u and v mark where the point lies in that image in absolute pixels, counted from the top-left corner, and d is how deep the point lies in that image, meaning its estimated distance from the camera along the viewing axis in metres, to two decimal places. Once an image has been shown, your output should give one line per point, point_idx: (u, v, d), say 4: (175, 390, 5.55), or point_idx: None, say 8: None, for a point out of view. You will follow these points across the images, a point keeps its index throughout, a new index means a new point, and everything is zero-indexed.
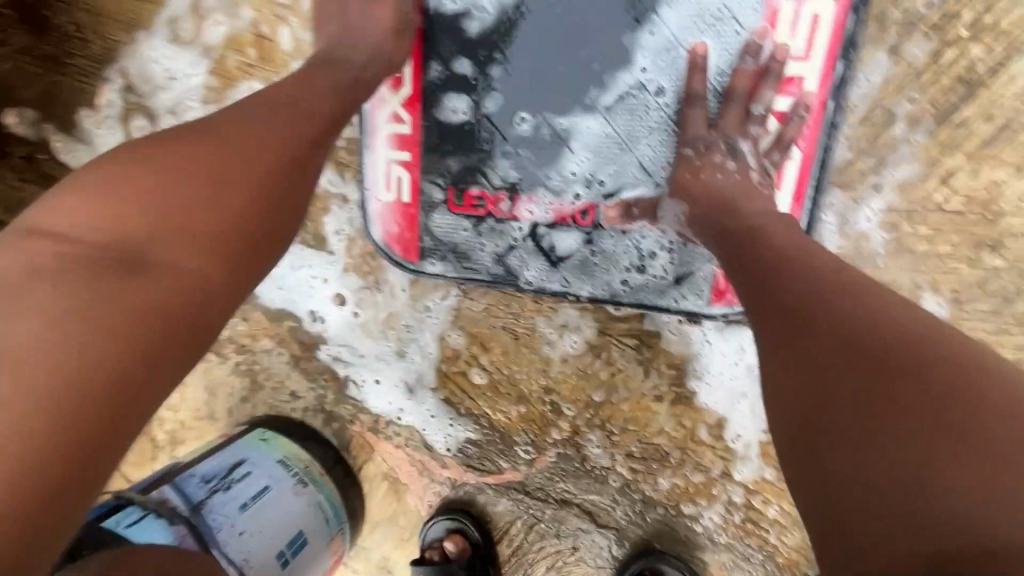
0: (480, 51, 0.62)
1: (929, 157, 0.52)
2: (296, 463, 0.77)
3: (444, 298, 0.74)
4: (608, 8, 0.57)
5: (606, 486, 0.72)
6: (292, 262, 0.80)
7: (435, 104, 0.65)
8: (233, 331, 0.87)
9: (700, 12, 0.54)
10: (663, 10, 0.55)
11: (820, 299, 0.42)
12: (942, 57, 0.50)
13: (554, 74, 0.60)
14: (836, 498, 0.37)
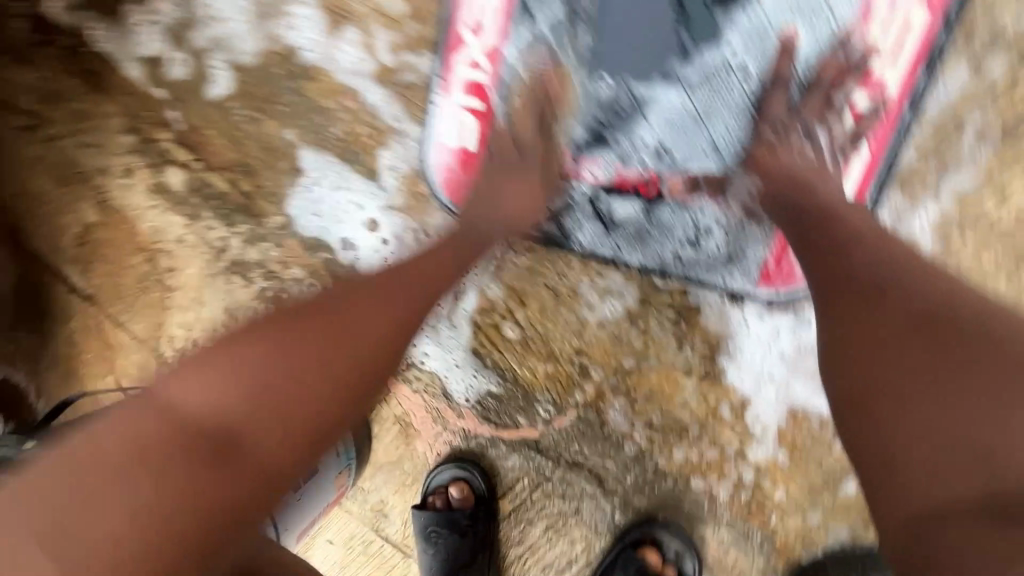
0: (565, 5, 0.61)
1: (988, 171, 0.55)
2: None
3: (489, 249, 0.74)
4: None
5: (620, 452, 0.74)
6: (332, 190, 0.81)
7: (512, 53, 0.65)
8: (265, 256, 0.86)
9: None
10: None
11: (888, 276, 0.45)
12: (1021, 77, 0.52)
13: (637, 40, 0.60)
14: (897, 454, 0.39)
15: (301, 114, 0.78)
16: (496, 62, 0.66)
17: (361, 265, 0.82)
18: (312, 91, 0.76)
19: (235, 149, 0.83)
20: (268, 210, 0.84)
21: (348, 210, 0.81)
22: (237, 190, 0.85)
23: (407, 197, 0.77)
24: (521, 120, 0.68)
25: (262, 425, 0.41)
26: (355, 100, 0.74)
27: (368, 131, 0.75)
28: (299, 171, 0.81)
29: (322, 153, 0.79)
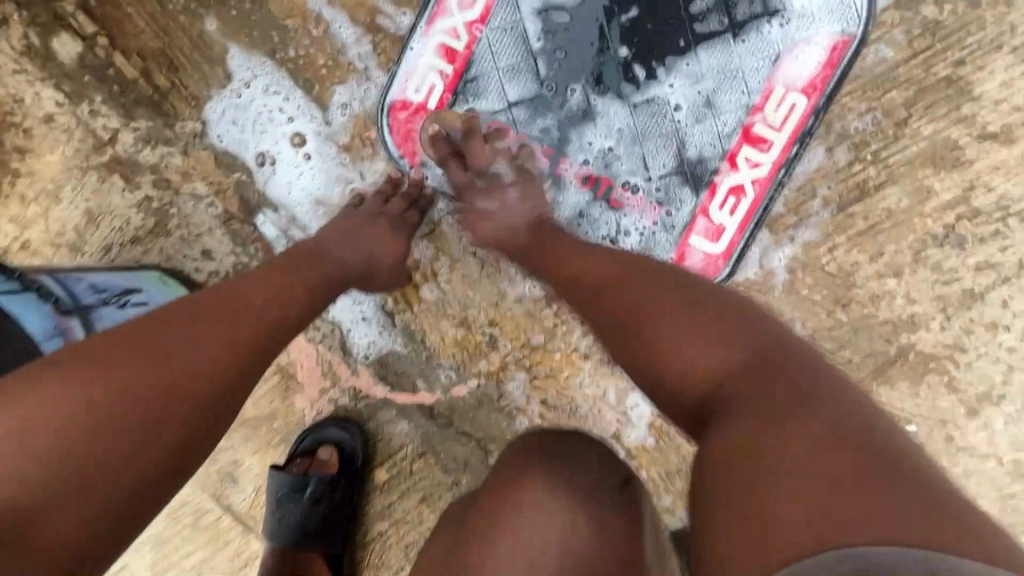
0: (553, 11, 0.71)
1: (826, 230, 0.73)
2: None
3: (427, 210, 0.76)
4: (661, 29, 0.71)
5: (510, 426, 0.77)
6: (266, 103, 0.75)
7: (494, 37, 0.72)
8: (164, 162, 0.76)
9: (724, 66, 0.71)
10: (700, 51, 0.70)
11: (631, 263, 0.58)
12: (853, 166, 0.72)
13: (603, 58, 0.72)
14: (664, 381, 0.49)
15: (255, 26, 0.74)
16: (477, 41, 0.72)
17: (275, 186, 0.76)
18: (276, 6, 0.73)
19: (159, 38, 0.74)
20: (182, 112, 0.75)
21: (273, 119, 0.76)
22: (147, 82, 0.75)
23: (352, 138, 0.75)
24: (487, 99, 0.73)
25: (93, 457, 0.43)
26: (322, 28, 0.73)
27: (327, 64, 0.74)
28: (234, 82, 0.75)
29: (267, 70, 0.75)
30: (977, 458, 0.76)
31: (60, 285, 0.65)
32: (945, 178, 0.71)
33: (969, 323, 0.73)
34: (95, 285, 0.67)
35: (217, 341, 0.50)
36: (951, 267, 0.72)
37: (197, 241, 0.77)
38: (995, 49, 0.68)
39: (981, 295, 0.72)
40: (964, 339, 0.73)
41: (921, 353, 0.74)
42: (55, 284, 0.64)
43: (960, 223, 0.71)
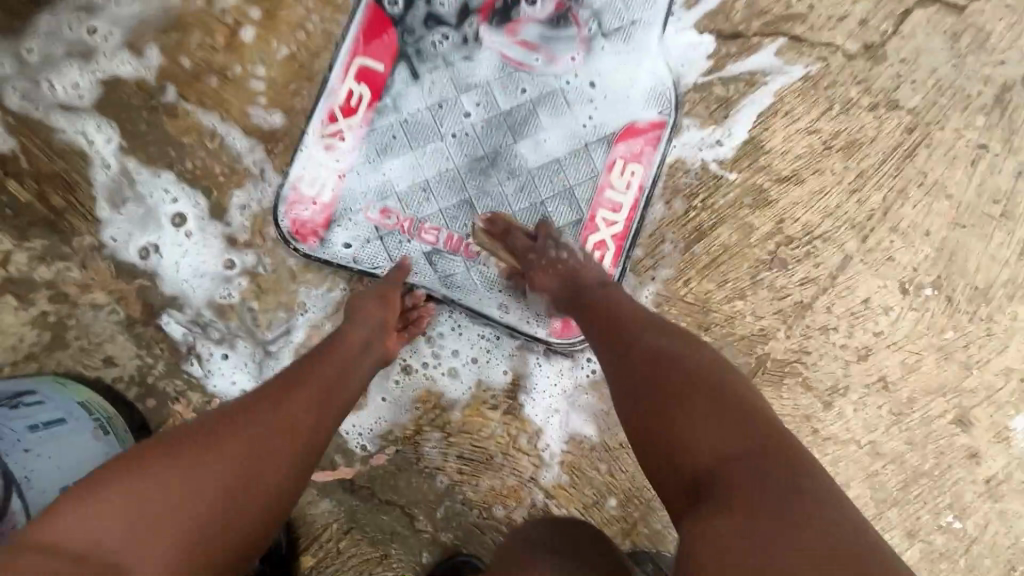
0: (422, 112, 0.84)
1: (680, 267, 0.86)
2: (100, 410, 0.69)
3: (327, 289, 0.83)
4: (515, 123, 0.85)
5: (433, 486, 0.81)
6: (159, 201, 0.80)
7: (375, 137, 0.83)
8: (60, 276, 0.78)
9: (571, 146, 0.85)
10: (549, 136, 0.85)
11: (661, 359, 0.59)
12: (689, 213, 0.86)
13: (471, 149, 0.84)
14: (674, 438, 0.54)
15: (153, 144, 0.80)
16: (360, 139, 0.83)
17: (165, 274, 0.80)
18: (171, 126, 0.81)
19: (57, 160, 0.79)
20: (80, 229, 0.79)
21: (157, 206, 0.80)
22: (43, 203, 0.78)
23: (253, 235, 0.81)
24: (376, 188, 0.83)
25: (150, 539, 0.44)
26: (218, 142, 0.81)
27: (224, 172, 0.81)
28: (132, 193, 0.80)
29: (167, 180, 0.81)
30: (841, 445, 0.87)
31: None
32: (761, 215, 0.87)
33: (806, 329, 0.87)
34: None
35: (271, 420, 0.53)
36: (783, 285, 0.87)
37: (98, 350, 0.78)
38: (776, 115, 0.88)
39: (811, 305, 0.87)
40: (806, 343, 0.87)
41: (776, 360, 0.87)
42: None
43: (781, 249, 0.87)
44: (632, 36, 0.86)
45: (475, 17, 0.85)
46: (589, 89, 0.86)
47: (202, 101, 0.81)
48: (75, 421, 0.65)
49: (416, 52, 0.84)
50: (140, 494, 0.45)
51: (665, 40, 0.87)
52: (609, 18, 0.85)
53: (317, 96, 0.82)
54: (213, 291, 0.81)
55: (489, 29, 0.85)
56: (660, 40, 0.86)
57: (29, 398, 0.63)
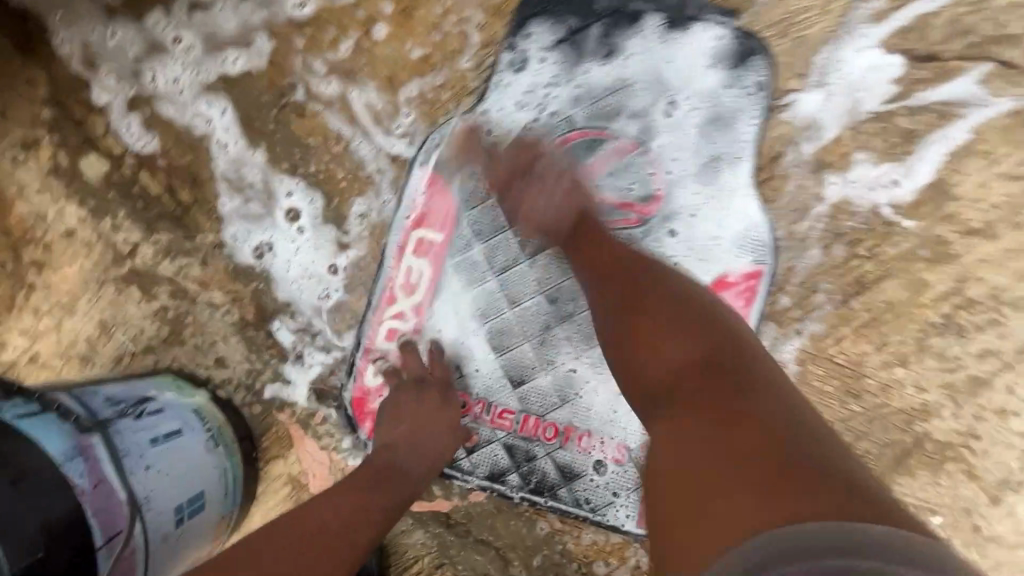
0: (549, 121, 0.78)
1: (831, 322, 0.75)
2: (211, 419, 0.69)
3: (413, 301, 0.76)
4: (647, 141, 0.77)
5: (532, 532, 0.76)
6: (277, 201, 0.78)
7: (492, 146, 0.78)
8: (181, 272, 0.77)
9: (705, 174, 0.77)
10: (686, 159, 0.77)
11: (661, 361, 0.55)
12: (850, 262, 0.75)
13: (596, 168, 0.77)
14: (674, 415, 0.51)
15: (278, 144, 0.78)
16: (477, 145, 0.77)
17: (276, 272, 0.78)
18: (297, 126, 0.78)
19: (186, 155, 0.78)
20: (203, 225, 0.78)
21: (276, 207, 0.78)
22: (171, 197, 0.78)
23: (368, 247, 0.78)
24: (481, 229, 0.77)
25: None
26: (342, 146, 0.78)
27: (346, 177, 0.78)
28: (254, 194, 0.78)
29: (289, 183, 0.78)
30: (1005, 549, 0.74)
31: (76, 400, 0.57)
32: (939, 271, 0.74)
33: (979, 410, 0.74)
34: (111, 397, 0.61)
35: (343, 515, 0.60)
36: (954, 356, 0.74)
37: (211, 350, 0.77)
38: (971, 154, 0.74)
39: (988, 382, 0.74)
40: (977, 426, 0.74)
41: (937, 441, 0.75)
42: (73, 400, 0.57)
43: (959, 313, 0.74)
44: (820, 51, 0.76)
45: (579, 73, 0.77)
46: (705, 156, 0.76)
47: (329, 101, 0.78)
48: (191, 432, 0.65)
49: (516, 113, 0.78)
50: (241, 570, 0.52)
51: (859, 54, 0.75)
52: (723, 73, 0.76)
53: (414, 167, 0.77)
54: (322, 294, 0.78)
55: (594, 84, 0.77)
56: (853, 56, 0.75)
57: (149, 406, 0.63)
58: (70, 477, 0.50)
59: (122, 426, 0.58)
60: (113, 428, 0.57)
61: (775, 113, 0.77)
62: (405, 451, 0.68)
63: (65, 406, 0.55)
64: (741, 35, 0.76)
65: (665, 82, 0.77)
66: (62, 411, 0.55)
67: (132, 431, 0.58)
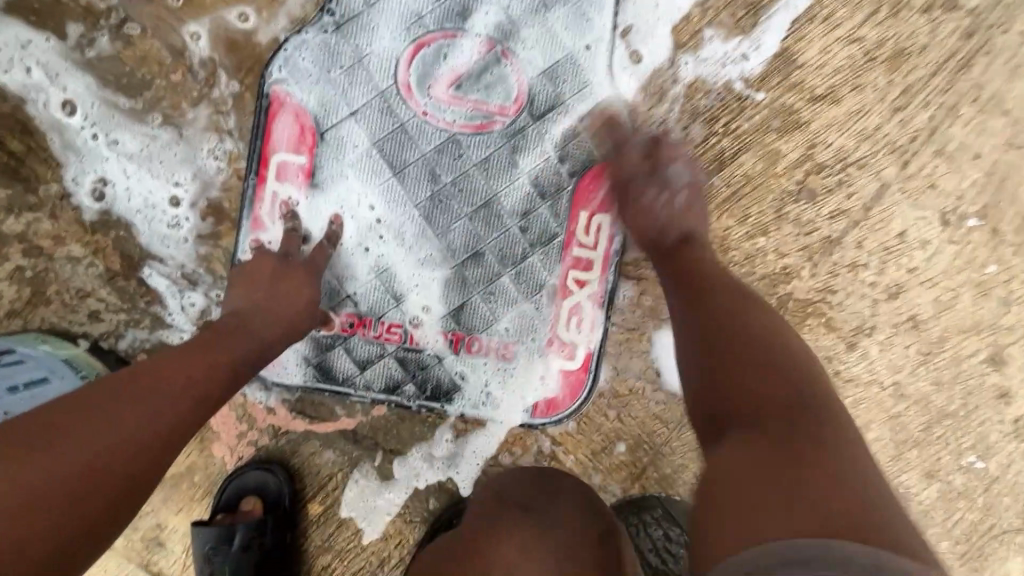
0: (400, 18, 0.74)
1: (696, 201, 0.79)
2: (86, 366, 0.67)
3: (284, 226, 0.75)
4: (506, 34, 0.75)
5: (437, 435, 0.79)
6: (115, 134, 0.73)
7: (345, 52, 0.74)
8: (31, 228, 0.73)
9: (563, 63, 0.76)
10: (543, 51, 0.76)
11: (778, 398, 0.49)
12: (709, 140, 0.78)
13: (456, 66, 0.75)
14: (762, 392, 0.50)
15: (109, 76, 0.72)
16: (328, 52, 0.74)
17: (122, 205, 0.74)
18: (128, 55, 0.72)
19: (8, 100, 0.72)
20: (44, 175, 0.73)
21: (116, 143, 0.73)
22: (2, 148, 0.72)
23: (229, 178, 0.75)
24: (344, 146, 0.75)
25: (117, 430, 0.49)
26: (180, 71, 0.73)
27: (192, 106, 0.73)
28: (92, 134, 0.73)
29: (129, 118, 0.73)
30: (862, 386, 0.83)
31: None
32: (790, 139, 0.78)
33: (833, 267, 0.81)
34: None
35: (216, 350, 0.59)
36: (809, 219, 0.79)
37: (81, 305, 0.74)
38: (812, 20, 0.76)
39: (839, 240, 0.80)
40: (832, 281, 0.81)
41: (799, 300, 0.81)
42: None
43: (810, 178, 0.79)
44: None
45: None
46: (561, 51, 0.76)
47: (157, 24, 0.72)
48: (60, 378, 0.62)
49: (366, 13, 0.74)
50: (102, 409, 0.49)
51: None
52: None
53: (264, 86, 0.74)
54: (181, 225, 0.75)
55: None
56: None
57: (8, 356, 0.62)
58: None
59: None
60: None
61: None
62: (261, 318, 0.65)
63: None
64: None
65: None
66: None
67: None
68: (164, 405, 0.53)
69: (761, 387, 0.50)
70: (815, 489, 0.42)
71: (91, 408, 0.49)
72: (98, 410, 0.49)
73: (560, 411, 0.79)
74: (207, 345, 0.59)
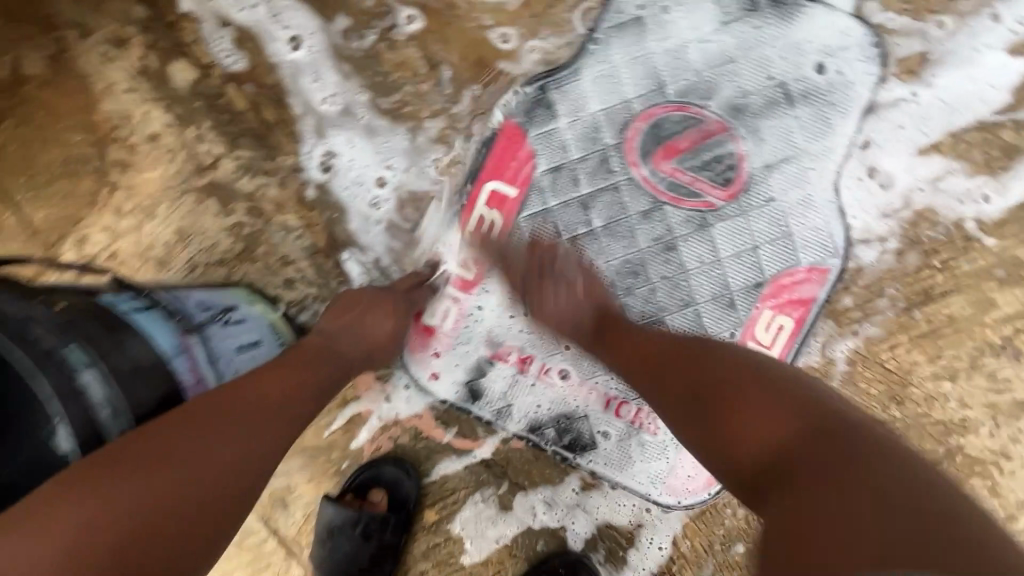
0: (643, 80, 0.76)
1: (889, 328, 0.76)
2: (284, 333, 0.72)
3: (477, 249, 0.79)
4: (740, 121, 0.75)
5: (563, 482, 0.80)
6: (355, 125, 0.78)
7: (581, 101, 0.76)
8: (259, 191, 0.79)
9: (789, 162, 0.75)
10: (772, 144, 0.75)
11: (724, 402, 0.52)
12: (921, 272, 0.75)
13: (682, 139, 0.76)
14: (781, 460, 0.46)
15: (366, 72, 0.77)
16: (565, 97, 0.76)
17: (341, 189, 0.79)
18: (388, 57, 0.77)
19: (273, 72, 0.78)
20: (284, 147, 0.78)
21: (354, 134, 0.78)
22: (256, 114, 0.78)
23: (442, 189, 0.79)
24: (554, 188, 0.77)
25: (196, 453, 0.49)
26: (430, 82, 0.77)
27: (431, 117, 0.77)
28: (335, 121, 0.78)
29: (371, 113, 0.78)
30: None
31: (172, 302, 0.61)
32: (1009, 292, 0.74)
33: (1016, 432, 0.76)
34: (202, 302, 0.64)
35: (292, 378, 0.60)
36: (1005, 378, 0.75)
37: (281, 271, 0.80)
38: None
39: None
40: (1010, 447, 0.76)
41: (968, 457, 0.77)
42: (169, 300, 0.62)
43: (1019, 337, 0.74)
44: (938, 48, 0.73)
45: (688, 39, 0.75)
46: (792, 150, 0.75)
47: (422, 36, 0.76)
48: (268, 343, 0.68)
49: (612, 70, 0.76)
50: (183, 440, 0.49)
51: (978, 58, 0.72)
52: (831, 63, 0.74)
53: (497, 117, 0.77)
54: (388, 221, 0.79)
55: (700, 53, 0.75)
56: (967, 62, 0.72)
57: (234, 315, 0.66)
58: (177, 371, 0.56)
59: (213, 331, 0.62)
60: (196, 333, 0.60)
61: (876, 111, 0.74)
62: (334, 346, 0.66)
63: (166, 304, 0.60)
64: (858, 23, 0.73)
65: (768, 63, 0.74)
66: (166, 311, 0.59)
67: (220, 338, 0.62)
68: (250, 436, 0.53)
69: (759, 435, 0.48)
70: (859, 483, 0.41)
71: (170, 442, 0.48)
72: (186, 438, 0.49)
73: (690, 497, 0.78)
74: (293, 367, 0.61)
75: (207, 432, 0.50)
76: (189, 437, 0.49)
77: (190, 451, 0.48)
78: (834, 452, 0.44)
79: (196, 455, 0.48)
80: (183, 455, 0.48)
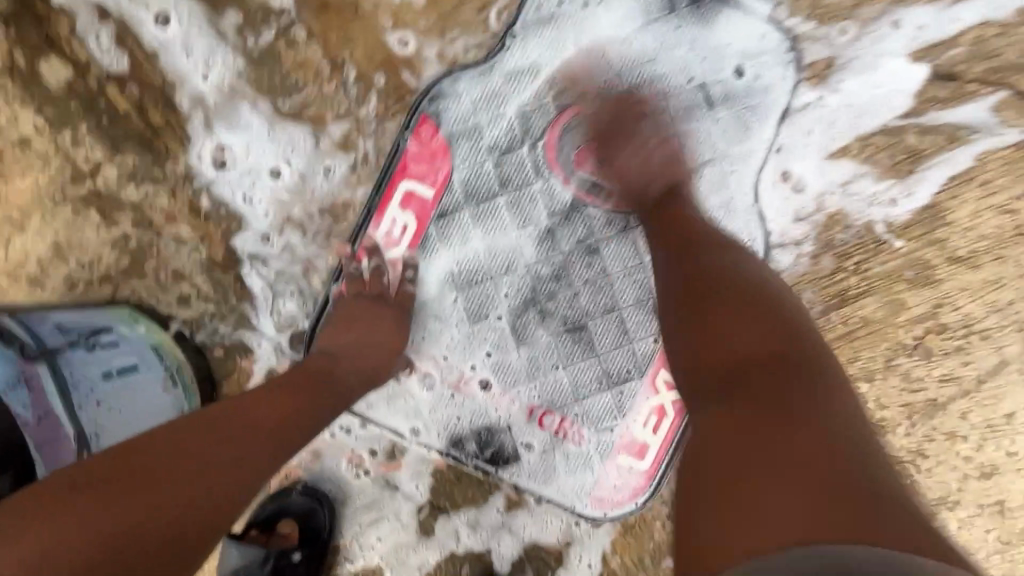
0: (561, 81, 0.73)
1: None
2: (171, 357, 0.67)
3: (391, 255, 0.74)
4: (660, 122, 0.74)
5: (488, 502, 0.76)
6: (253, 128, 0.72)
7: (498, 102, 0.73)
8: (148, 200, 0.72)
9: (707, 165, 0.75)
10: (692, 146, 0.74)
11: (725, 311, 0.52)
12: (835, 275, 0.75)
13: None
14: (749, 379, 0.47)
15: (264, 72, 0.72)
16: (482, 97, 0.73)
17: (240, 198, 0.73)
18: (288, 56, 0.72)
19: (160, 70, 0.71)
20: (174, 152, 0.72)
21: (253, 137, 0.72)
22: (142, 116, 0.71)
23: (352, 197, 0.74)
24: (471, 191, 0.74)
25: (182, 482, 0.46)
26: (334, 84, 0.72)
27: (337, 120, 0.73)
28: (231, 124, 0.72)
29: (271, 116, 0.72)
30: None
31: (23, 325, 0.57)
32: (919, 293, 0.75)
33: (929, 431, 0.77)
34: (62, 325, 0.60)
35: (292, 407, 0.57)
36: (918, 377, 0.76)
37: (174, 287, 0.73)
38: (971, 181, 0.73)
39: (943, 406, 0.76)
40: (925, 445, 0.77)
41: (886, 456, 0.78)
42: (18, 325, 0.56)
43: (930, 337, 0.76)
44: (845, 52, 0.73)
45: (604, 38, 0.73)
46: (710, 153, 0.75)
47: (325, 34, 0.72)
48: (147, 368, 0.64)
49: (529, 68, 0.73)
50: (178, 467, 0.47)
51: (884, 63, 0.73)
52: (746, 66, 0.73)
53: (410, 117, 0.73)
54: (293, 231, 0.74)
55: (617, 54, 0.73)
56: (873, 66, 0.73)
57: (104, 338, 0.62)
58: (13, 408, 0.52)
59: (74, 355, 0.58)
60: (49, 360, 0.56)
61: (789, 115, 0.74)
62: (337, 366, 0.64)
63: (10, 332, 0.55)
64: (769, 26, 0.73)
65: (685, 65, 0.73)
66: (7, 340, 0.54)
67: (82, 363, 0.58)
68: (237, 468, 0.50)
69: (741, 342, 0.49)
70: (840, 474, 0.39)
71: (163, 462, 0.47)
72: (172, 461, 0.47)
73: (617, 508, 0.75)
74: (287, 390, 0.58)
75: (204, 459, 0.48)
76: (186, 463, 0.48)
77: (178, 475, 0.47)
78: (796, 430, 0.42)
79: (181, 483, 0.46)
80: (171, 481, 0.46)
